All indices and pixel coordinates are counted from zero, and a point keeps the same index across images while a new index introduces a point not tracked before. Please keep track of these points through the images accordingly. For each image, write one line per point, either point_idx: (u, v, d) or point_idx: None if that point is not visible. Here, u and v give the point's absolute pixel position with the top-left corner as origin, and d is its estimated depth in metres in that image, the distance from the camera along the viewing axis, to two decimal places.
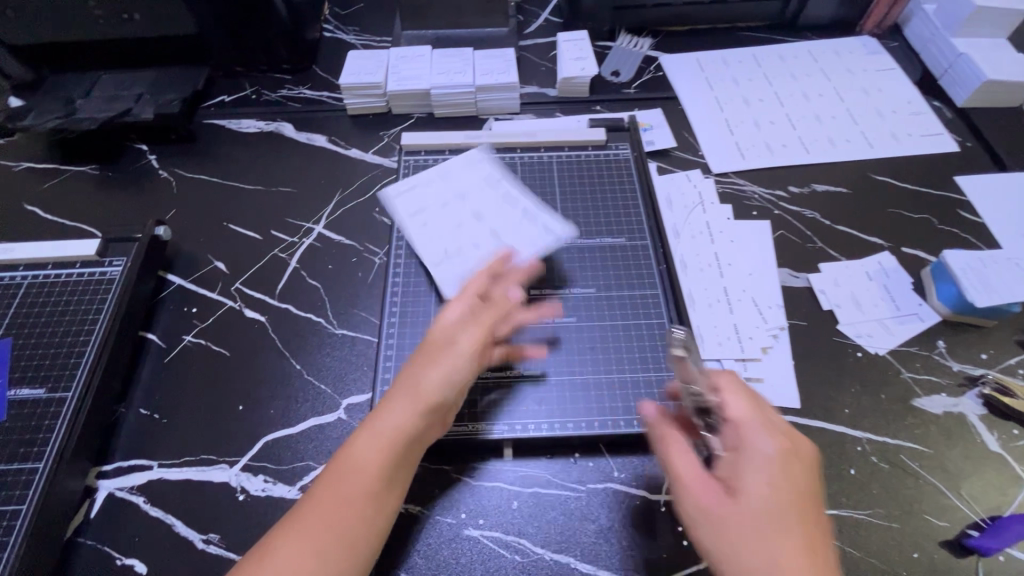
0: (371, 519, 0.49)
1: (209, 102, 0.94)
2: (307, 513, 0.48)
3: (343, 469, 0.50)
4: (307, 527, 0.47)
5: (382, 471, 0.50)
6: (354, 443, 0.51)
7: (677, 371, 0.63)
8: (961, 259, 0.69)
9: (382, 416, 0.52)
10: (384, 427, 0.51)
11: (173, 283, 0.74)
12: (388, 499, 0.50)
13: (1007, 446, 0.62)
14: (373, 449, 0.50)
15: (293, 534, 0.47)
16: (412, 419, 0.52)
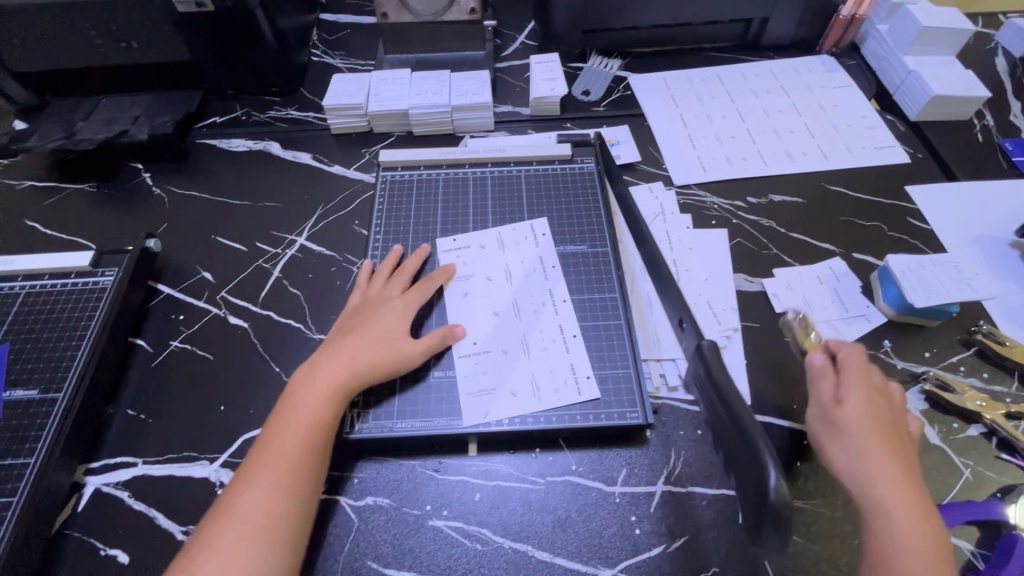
0: (298, 478, 0.56)
1: (202, 123, 1.00)
2: (223, 513, 0.54)
3: (269, 439, 0.58)
4: (243, 495, 0.55)
5: (301, 436, 0.58)
6: (279, 415, 0.60)
7: (632, 368, 0.68)
8: (903, 264, 0.73)
9: (299, 390, 0.61)
10: (298, 399, 0.60)
11: (162, 292, 0.79)
12: (294, 485, 0.56)
13: (947, 439, 0.65)
14: (291, 418, 0.59)
15: (212, 533, 0.53)
16: (325, 387, 0.61)
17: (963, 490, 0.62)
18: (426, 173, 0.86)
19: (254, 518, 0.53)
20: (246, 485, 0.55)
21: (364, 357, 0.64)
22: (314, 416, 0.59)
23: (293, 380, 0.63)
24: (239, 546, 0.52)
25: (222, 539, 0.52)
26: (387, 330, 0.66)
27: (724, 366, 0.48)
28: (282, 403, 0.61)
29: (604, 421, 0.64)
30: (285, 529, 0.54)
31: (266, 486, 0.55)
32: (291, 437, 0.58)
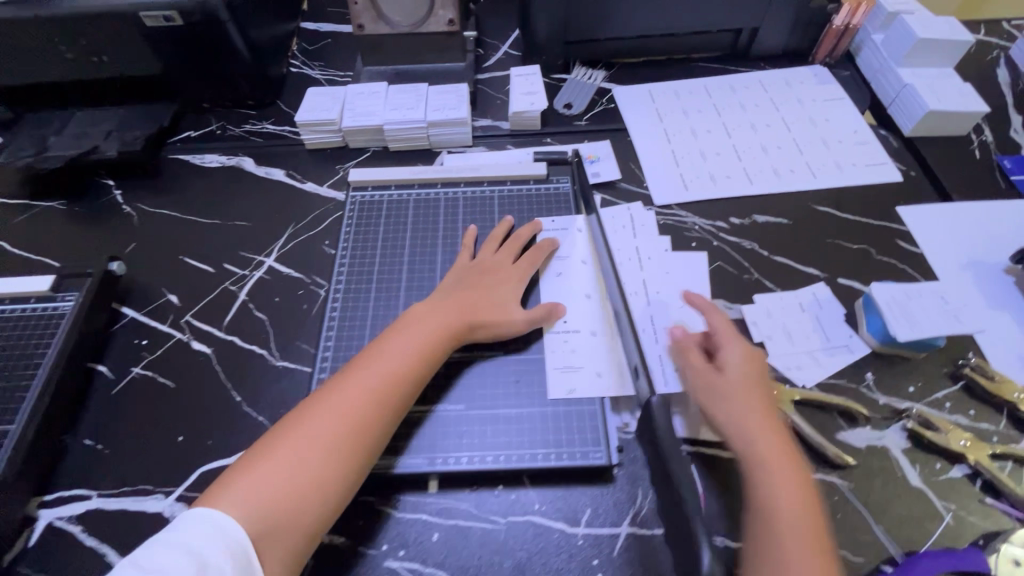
0: (360, 448, 0.57)
1: (176, 137, 0.99)
2: (278, 447, 0.55)
3: (350, 380, 0.60)
4: (311, 426, 0.56)
5: (382, 390, 0.60)
6: (363, 361, 0.62)
7: (597, 405, 0.65)
8: (887, 293, 0.70)
9: (389, 343, 0.64)
10: (385, 353, 0.63)
11: (126, 316, 0.77)
12: (354, 453, 0.57)
13: (928, 481, 0.62)
14: (370, 377, 0.60)
15: (264, 461, 0.54)
16: (419, 349, 0.63)
17: (943, 536, 0.59)
18: (397, 194, 0.84)
19: (320, 454, 0.55)
20: (315, 415, 0.57)
21: (465, 330, 0.67)
22: (398, 374, 0.61)
23: (386, 333, 0.65)
24: (297, 473, 0.54)
25: (282, 461, 0.54)
26: (491, 302, 0.69)
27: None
28: (368, 351, 0.63)
29: (565, 462, 0.62)
30: (339, 473, 0.55)
31: (332, 424, 0.57)
32: (372, 387, 0.60)
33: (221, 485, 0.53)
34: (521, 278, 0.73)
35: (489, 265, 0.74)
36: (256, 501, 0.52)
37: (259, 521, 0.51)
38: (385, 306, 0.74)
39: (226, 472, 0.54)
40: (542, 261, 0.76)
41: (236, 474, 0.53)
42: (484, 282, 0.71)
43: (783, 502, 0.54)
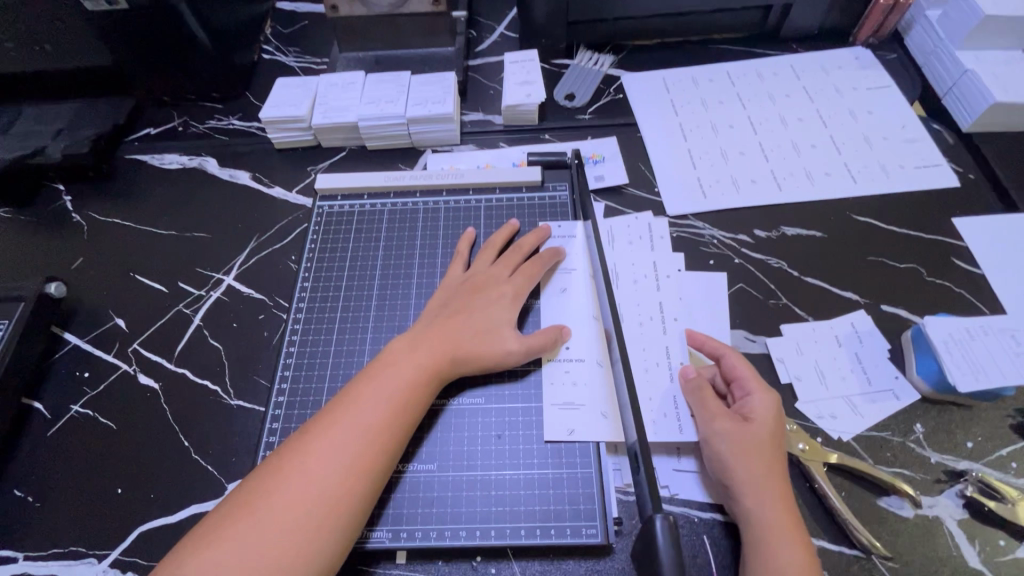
0: (339, 512, 0.48)
1: (134, 135, 0.89)
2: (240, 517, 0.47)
3: (321, 433, 0.51)
4: (279, 492, 0.48)
5: (360, 445, 0.50)
6: (338, 407, 0.53)
7: (592, 470, 0.55)
8: (944, 329, 0.58)
9: (368, 386, 0.54)
10: (365, 398, 0.53)
11: (69, 344, 0.69)
12: (331, 519, 0.48)
13: (990, 562, 0.52)
14: (347, 424, 0.51)
15: (225, 536, 0.46)
16: (403, 391, 0.54)
17: None
18: (370, 203, 0.74)
19: (290, 525, 0.46)
20: (283, 479, 0.48)
21: (448, 362, 0.56)
22: (377, 425, 0.52)
23: (366, 371, 0.56)
24: (261, 556, 0.45)
25: (241, 541, 0.45)
26: (480, 325, 0.59)
27: (678, 559, 0.32)
28: (345, 394, 0.54)
29: (552, 540, 0.52)
30: (312, 551, 0.46)
31: (302, 490, 0.48)
32: (347, 442, 0.50)
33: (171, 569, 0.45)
34: (518, 295, 0.62)
35: (478, 282, 0.63)
36: None
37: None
38: (352, 336, 0.65)
39: (178, 552, 0.46)
40: (543, 274, 0.65)
41: (188, 558, 0.45)
42: (472, 301, 0.61)
43: None
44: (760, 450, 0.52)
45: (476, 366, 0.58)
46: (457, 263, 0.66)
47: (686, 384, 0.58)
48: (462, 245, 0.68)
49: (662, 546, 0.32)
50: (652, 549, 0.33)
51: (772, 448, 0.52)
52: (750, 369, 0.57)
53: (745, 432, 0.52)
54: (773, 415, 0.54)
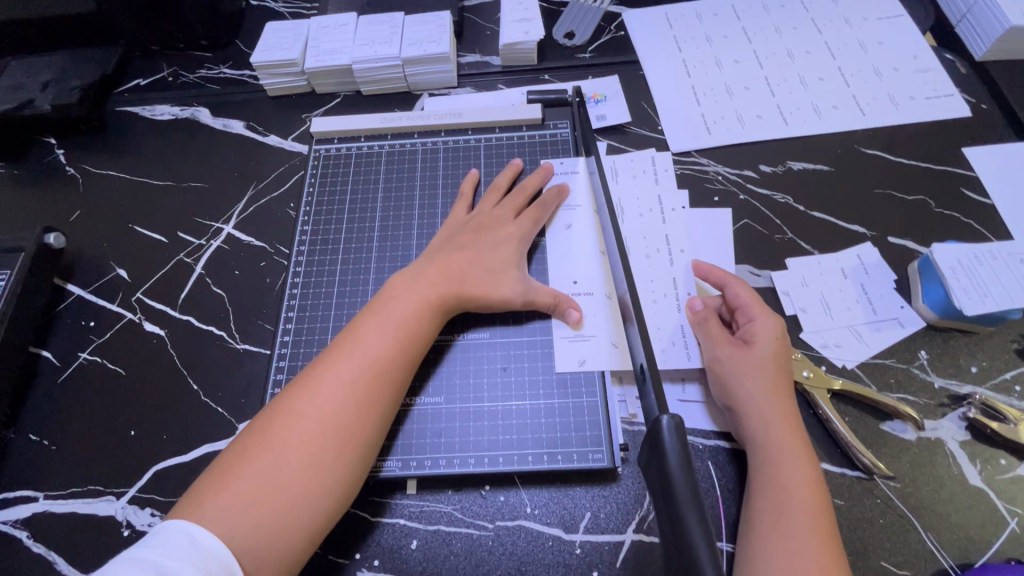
0: (353, 444, 0.49)
1: (123, 86, 0.86)
2: (253, 450, 0.48)
3: (328, 367, 0.51)
4: (290, 427, 0.48)
5: (368, 377, 0.51)
6: (343, 344, 0.53)
7: (598, 398, 0.56)
8: (951, 256, 0.58)
9: (372, 322, 0.54)
10: (369, 332, 0.53)
11: (72, 295, 0.69)
12: (344, 450, 0.49)
13: (990, 480, 0.53)
14: (354, 360, 0.51)
15: (239, 468, 0.47)
16: (408, 326, 0.54)
17: (1005, 547, 0.50)
18: (367, 146, 0.73)
19: (305, 457, 0.47)
20: (294, 412, 0.49)
21: (453, 297, 0.56)
22: (383, 356, 0.52)
23: (368, 308, 0.56)
24: (281, 482, 0.46)
25: (260, 470, 0.46)
26: (486, 262, 0.58)
27: (684, 454, 0.34)
28: (349, 331, 0.54)
29: (559, 465, 0.53)
30: (331, 475, 0.48)
31: (316, 421, 0.49)
32: (355, 373, 0.51)
33: (188, 501, 0.46)
34: (523, 232, 0.61)
35: (483, 221, 0.62)
36: (236, 519, 0.44)
37: (247, 539, 0.44)
38: (354, 278, 0.65)
39: (199, 483, 0.47)
40: (549, 213, 0.64)
41: (209, 487, 0.46)
42: (477, 238, 0.60)
43: (797, 504, 0.46)
44: (766, 375, 0.52)
45: (483, 303, 0.58)
46: (461, 203, 0.65)
47: (692, 316, 0.59)
48: (465, 185, 0.67)
49: (668, 443, 0.35)
50: (659, 448, 0.35)
51: (777, 372, 0.52)
52: (755, 297, 0.57)
53: (752, 358, 0.53)
54: (777, 340, 0.54)
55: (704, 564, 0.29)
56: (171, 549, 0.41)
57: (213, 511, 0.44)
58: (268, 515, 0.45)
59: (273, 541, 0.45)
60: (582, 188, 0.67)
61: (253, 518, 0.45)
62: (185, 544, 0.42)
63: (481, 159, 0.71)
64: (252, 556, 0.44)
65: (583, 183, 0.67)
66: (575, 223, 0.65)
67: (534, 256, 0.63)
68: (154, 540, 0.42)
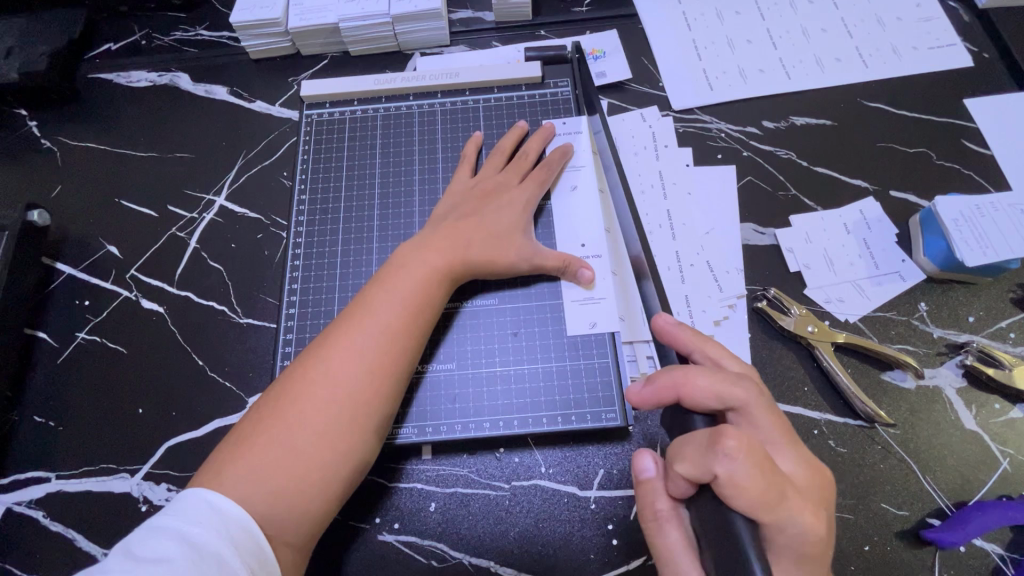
0: (368, 412, 0.49)
1: (94, 51, 0.81)
2: (266, 421, 0.47)
3: (339, 337, 0.51)
4: (303, 397, 0.48)
5: (380, 347, 0.51)
6: (353, 313, 0.52)
7: (609, 358, 0.57)
8: (954, 208, 0.58)
9: (380, 290, 0.53)
10: (380, 301, 0.53)
11: (63, 273, 0.67)
12: (359, 419, 0.49)
13: (985, 424, 0.55)
14: (365, 330, 0.51)
15: (254, 439, 0.46)
16: (419, 295, 0.53)
17: (997, 486, 0.53)
18: (360, 109, 0.70)
19: (320, 427, 0.47)
20: (307, 382, 0.49)
21: (460, 265, 0.56)
22: (396, 326, 0.52)
23: (377, 277, 0.55)
24: (298, 451, 0.46)
25: (275, 440, 0.46)
26: (492, 228, 0.58)
27: None
28: (359, 300, 0.53)
29: (573, 425, 0.54)
30: (347, 445, 0.48)
31: (329, 391, 0.48)
32: (367, 343, 0.50)
33: (206, 472, 0.46)
34: (528, 195, 0.61)
35: (489, 188, 0.61)
36: (254, 488, 0.44)
37: (266, 507, 0.44)
38: (356, 248, 0.63)
39: (216, 454, 0.47)
40: (554, 177, 0.63)
41: (226, 457, 0.46)
42: (482, 203, 0.59)
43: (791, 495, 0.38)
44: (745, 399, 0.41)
45: (492, 271, 0.57)
46: (465, 167, 0.64)
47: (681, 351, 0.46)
48: (468, 149, 0.65)
49: None
50: None
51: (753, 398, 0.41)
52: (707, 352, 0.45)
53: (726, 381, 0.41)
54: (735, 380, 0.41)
55: None
56: (192, 517, 0.41)
57: (231, 480, 0.44)
58: (286, 482, 0.45)
59: (291, 509, 0.45)
60: (584, 151, 0.66)
61: (272, 487, 0.45)
62: (207, 511, 0.42)
63: (481, 122, 0.69)
64: (273, 522, 0.44)
65: (585, 144, 0.66)
66: (580, 185, 0.64)
67: (542, 222, 0.62)
68: (175, 508, 0.42)
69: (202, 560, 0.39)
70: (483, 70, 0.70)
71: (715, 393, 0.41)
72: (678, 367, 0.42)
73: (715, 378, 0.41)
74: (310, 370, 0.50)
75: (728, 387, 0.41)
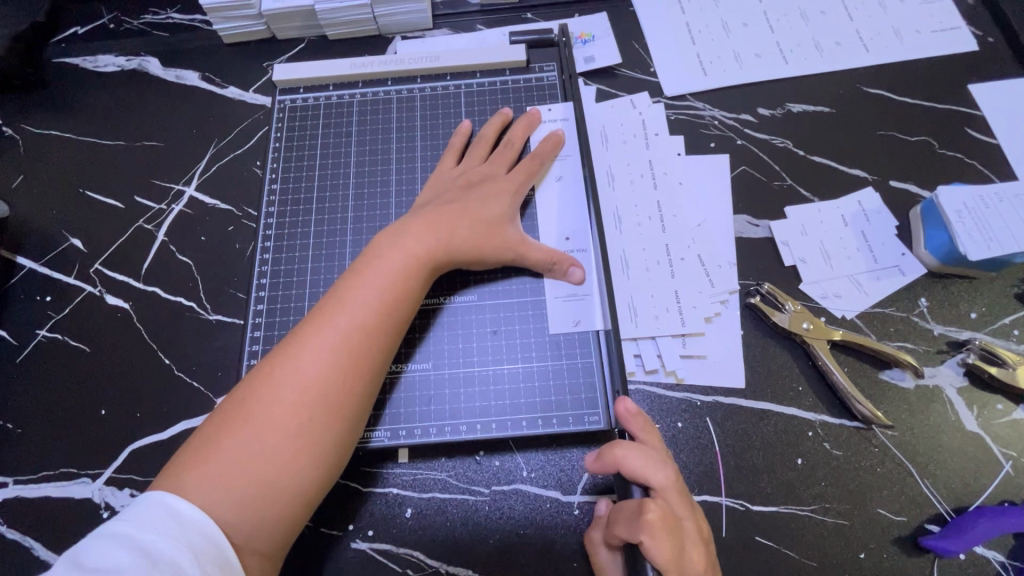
0: (342, 414, 0.47)
1: (59, 35, 0.77)
2: (232, 424, 0.44)
3: (309, 333, 0.48)
4: (272, 398, 0.45)
5: (353, 344, 0.48)
6: (324, 308, 0.49)
7: (593, 358, 0.54)
8: (957, 199, 0.56)
9: (354, 283, 0.50)
10: (353, 295, 0.49)
11: (24, 267, 0.64)
12: (332, 421, 0.46)
13: (986, 425, 0.52)
14: (336, 326, 0.48)
15: (218, 444, 0.44)
16: (394, 288, 0.50)
17: (998, 490, 0.50)
18: (337, 95, 0.67)
19: (290, 430, 0.45)
20: (274, 383, 0.46)
21: (441, 257, 0.53)
22: (371, 322, 0.49)
23: (349, 270, 0.52)
24: (266, 454, 0.44)
25: (242, 444, 0.44)
26: (472, 217, 0.55)
27: None
28: (331, 294, 0.50)
29: (554, 429, 0.52)
30: (319, 448, 0.45)
31: (299, 391, 0.45)
32: (339, 340, 0.47)
33: (167, 479, 0.43)
34: (510, 182, 0.58)
35: (472, 178, 0.58)
36: (219, 496, 0.42)
37: (230, 513, 0.42)
38: (330, 241, 0.60)
39: (178, 458, 0.44)
40: (540, 171, 0.60)
41: (188, 462, 0.43)
42: (466, 193, 0.56)
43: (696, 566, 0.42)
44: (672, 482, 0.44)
45: (473, 262, 0.55)
46: (450, 156, 0.61)
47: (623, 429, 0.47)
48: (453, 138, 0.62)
49: None
50: None
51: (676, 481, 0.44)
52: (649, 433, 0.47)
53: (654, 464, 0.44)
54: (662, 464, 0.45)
55: None
56: (148, 524, 0.38)
57: (193, 488, 0.42)
58: (254, 488, 0.43)
59: (257, 515, 0.42)
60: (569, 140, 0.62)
61: (238, 494, 0.42)
62: (164, 518, 0.39)
63: (461, 109, 0.65)
64: (240, 531, 0.42)
65: (571, 132, 0.63)
66: (565, 176, 0.61)
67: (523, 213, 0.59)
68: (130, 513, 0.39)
69: (156, 571, 0.36)
70: (465, 54, 0.67)
71: (645, 471, 0.44)
72: (616, 447, 0.45)
73: (644, 459, 0.44)
74: (278, 369, 0.46)
75: (657, 470, 0.44)
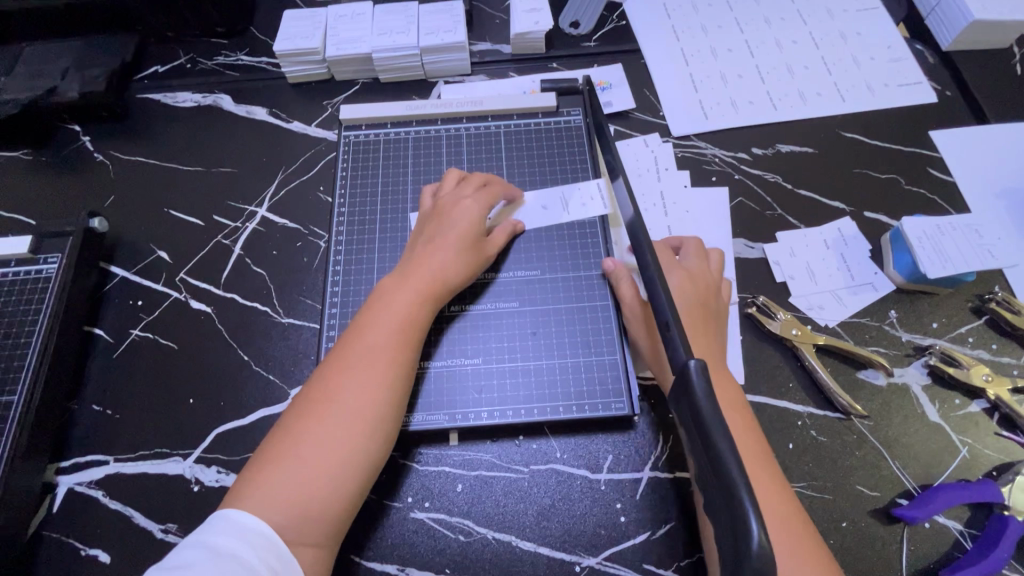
0: (368, 431, 0.53)
1: (142, 73, 0.88)
2: (276, 447, 0.51)
3: (337, 364, 0.55)
4: (308, 423, 0.52)
5: (372, 368, 0.55)
6: (346, 342, 0.57)
7: (618, 355, 0.64)
8: (918, 227, 0.67)
9: (369, 318, 0.58)
10: (369, 328, 0.57)
11: (117, 276, 0.73)
12: (359, 437, 0.52)
13: (947, 416, 0.62)
14: (357, 356, 0.55)
15: (265, 465, 0.50)
16: (404, 314, 0.58)
17: (957, 470, 0.60)
18: (393, 132, 0.78)
19: (324, 449, 0.51)
20: (309, 410, 0.53)
21: (438, 286, 0.60)
22: (386, 348, 0.56)
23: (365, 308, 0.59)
24: (305, 470, 0.50)
25: (284, 464, 0.50)
26: (455, 247, 0.63)
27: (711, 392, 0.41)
28: (351, 330, 0.58)
29: (586, 414, 0.61)
30: (350, 462, 0.51)
31: (329, 414, 0.52)
32: (360, 366, 0.55)
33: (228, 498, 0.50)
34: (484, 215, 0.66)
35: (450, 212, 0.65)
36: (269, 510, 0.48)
37: (283, 514, 0.48)
38: (390, 256, 0.70)
39: (239, 477, 0.51)
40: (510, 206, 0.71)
41: (243, 483, 0.50)
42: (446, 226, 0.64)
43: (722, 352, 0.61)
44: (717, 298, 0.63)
45: (460, 284, 0.62)
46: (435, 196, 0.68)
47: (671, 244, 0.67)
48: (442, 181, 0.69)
49: (697, 386, 0.41)
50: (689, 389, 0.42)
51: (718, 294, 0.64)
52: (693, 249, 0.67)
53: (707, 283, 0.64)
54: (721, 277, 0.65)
55: (733, 472, 0.36)
56: (211, 532, 0.46)
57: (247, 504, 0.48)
58: (298, 499, 0.49)
59: (301, 520, 0.49)
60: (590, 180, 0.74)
61: (286, 506, 0.48)
62: (225, 524, 0.47)
63: (499, 148, 0.76)
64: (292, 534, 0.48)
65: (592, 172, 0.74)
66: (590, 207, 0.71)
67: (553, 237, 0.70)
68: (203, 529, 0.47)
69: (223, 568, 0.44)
70: (502, 99, 0.78)
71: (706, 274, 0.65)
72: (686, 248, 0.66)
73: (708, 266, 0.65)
74: (313, 397, 0.54)
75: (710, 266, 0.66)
